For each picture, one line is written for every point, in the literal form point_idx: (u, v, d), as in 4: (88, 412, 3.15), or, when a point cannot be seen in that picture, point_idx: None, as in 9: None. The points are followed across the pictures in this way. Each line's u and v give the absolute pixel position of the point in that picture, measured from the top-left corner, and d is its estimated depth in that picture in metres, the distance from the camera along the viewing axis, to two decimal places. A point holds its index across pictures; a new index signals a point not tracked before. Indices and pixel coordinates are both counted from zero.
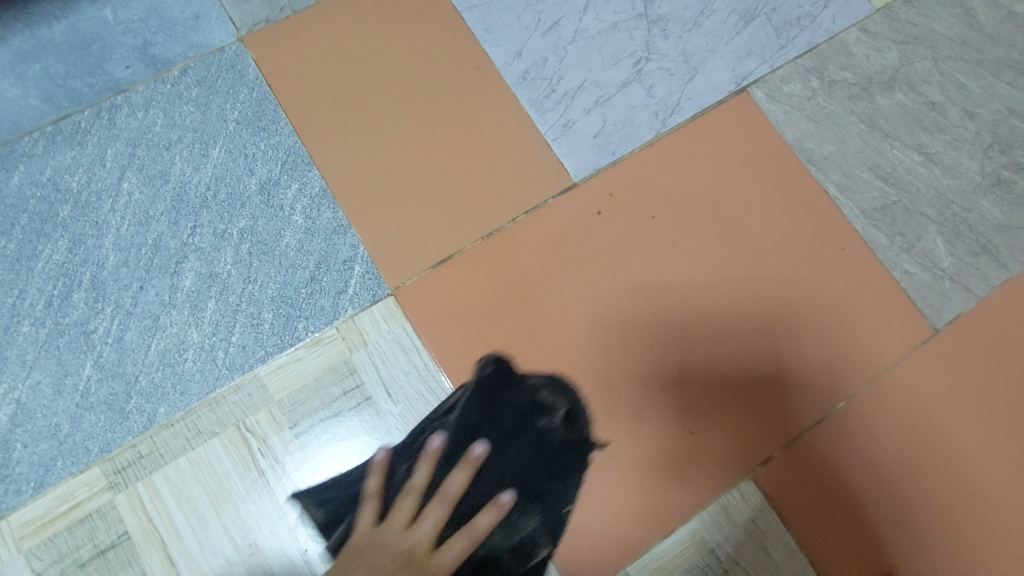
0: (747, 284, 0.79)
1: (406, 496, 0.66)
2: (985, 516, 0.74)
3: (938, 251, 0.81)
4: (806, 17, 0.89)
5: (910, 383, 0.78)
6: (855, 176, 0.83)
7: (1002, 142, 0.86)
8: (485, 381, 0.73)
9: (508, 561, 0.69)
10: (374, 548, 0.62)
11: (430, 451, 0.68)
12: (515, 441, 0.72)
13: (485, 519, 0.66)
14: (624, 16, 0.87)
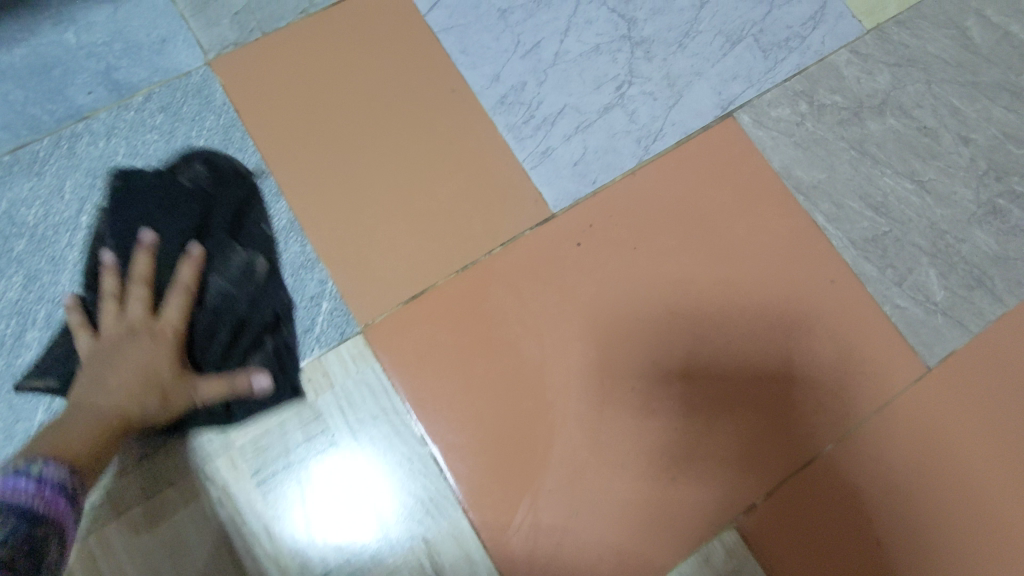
0: (741, 313, 0.76)
1: (106, 303, 0.67)
2: (996, 542, 0.72)
3: (930, 284, 0.78)
4: (795, 39, 0.86)
5: (901, 424, 0.75)
6: (844, 206, 0.80)
7: (998, 169, 0.83)
8: (112, 190, 0.73)
9: (241, 293, 0.70)
10: (103, 356, 0.65)
11: (106, 264, 0.68)
12: (197, 213, 0.73)
13: (185, 272, 0.68)
14: (606, 38, 0.84)
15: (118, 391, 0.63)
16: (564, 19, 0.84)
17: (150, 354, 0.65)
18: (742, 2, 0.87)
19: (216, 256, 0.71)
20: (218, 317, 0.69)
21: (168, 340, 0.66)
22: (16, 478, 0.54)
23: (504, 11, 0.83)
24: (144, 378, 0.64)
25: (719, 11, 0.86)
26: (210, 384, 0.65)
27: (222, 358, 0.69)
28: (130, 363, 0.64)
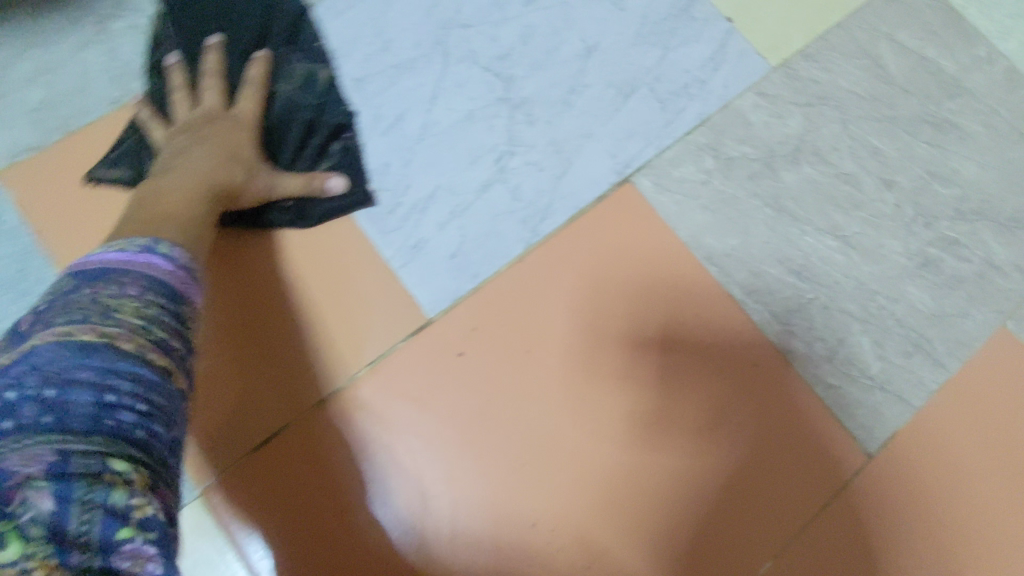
0: (660, 411, 0.67)
1: (176, 94, 0.66)
2: None
3: (863, 356, 0.70)
4: (695, 84, 0.76)
5: (847, 525, 0.67)
6: (762, 274, 0.71)
7: (926, 213, 0.75)
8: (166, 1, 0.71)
9: (313, 96, 0.70)
10: (179, 131, 0.62)
11: (173, 63, 0.68)
12: (292, 20, 0.72)
13: (256, 70, 0.67)
14: (480, 101, 0.73)
15: (203, 160, 0.58)
16: (430, 83, 0.73)
17: (233, 129, 0.63)
18: (633, 48, 0.76)
19: (279, 65, 0.70)
20: (290, 111, 0.69)
21: (250, 125, 0.65)
22: (146, 254, 0.42)
23: (360, 80, 0.72)
24: (226, 147, 0.60)
25: (609, 59, 0.76)
26: (288, 178, 0.65)
27: (319, 140, 0.69)
28: (202, 142, 0.60)
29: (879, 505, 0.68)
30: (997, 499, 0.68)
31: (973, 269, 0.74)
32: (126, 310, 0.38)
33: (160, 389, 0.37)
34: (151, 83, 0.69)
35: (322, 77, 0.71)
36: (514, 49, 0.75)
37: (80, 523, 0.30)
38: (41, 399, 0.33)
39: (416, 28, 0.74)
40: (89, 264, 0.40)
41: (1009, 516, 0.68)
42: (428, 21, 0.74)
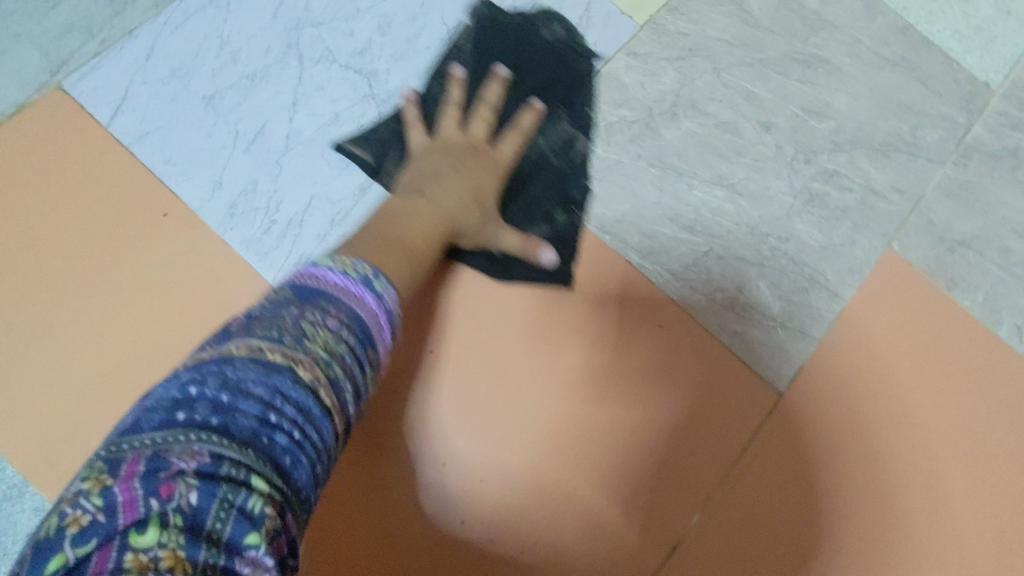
0: (573, 388, 0.69)
1: (450, 109, 0.68)
2: (905, 536, 0.69)
3: (763, 299, 0.71)
4: (564, 53, 0.75)
5: (770, 460, 0.69)
6: (655, 235, 0.71)
7: (805, 150, 0.77)
8: (489, 16, 0.73)
9: (558, 163, 0.71)
10: (435, 151, 0.66)
11: (458, 76, 0.69)
12: (541, 59, 0.73)
13: (529, 118, 0.69)
14: (345, 102, 0.70)
15: (451, 195, 0.63)
16: (289, 90, 0.69)
17: (484, 174, 0.66)
18: (496, 24, 0.74)
19: (546, 121, 0.72)
20: (532, 173, 0.71)
21: (501, 172, 0.67)
22: (364, 289, 0.45)
23: (212, 97, 0.67)
24: (472, 193, 0.64)
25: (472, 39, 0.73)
26: (508, 239, 0.66)
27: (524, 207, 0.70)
28: (457, 178, 0.64)
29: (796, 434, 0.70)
30: (904, 410, 0.71)
31: (855, 198, 0.76)
32: (318, 338, 0.39)
33: (319, 424, 0.37)
34: (429, 86, 0.71)
35: (580, 147, 0.72)
36: (372, 41, 0.72)
37: (215, 520, 0.30)
38: (222, 387, 0.34)
39: (263, 33, 0.70)
40: (313, 280, 0.44)
41: (918, 423, 0.71)
42: (276, 24, 0.70)
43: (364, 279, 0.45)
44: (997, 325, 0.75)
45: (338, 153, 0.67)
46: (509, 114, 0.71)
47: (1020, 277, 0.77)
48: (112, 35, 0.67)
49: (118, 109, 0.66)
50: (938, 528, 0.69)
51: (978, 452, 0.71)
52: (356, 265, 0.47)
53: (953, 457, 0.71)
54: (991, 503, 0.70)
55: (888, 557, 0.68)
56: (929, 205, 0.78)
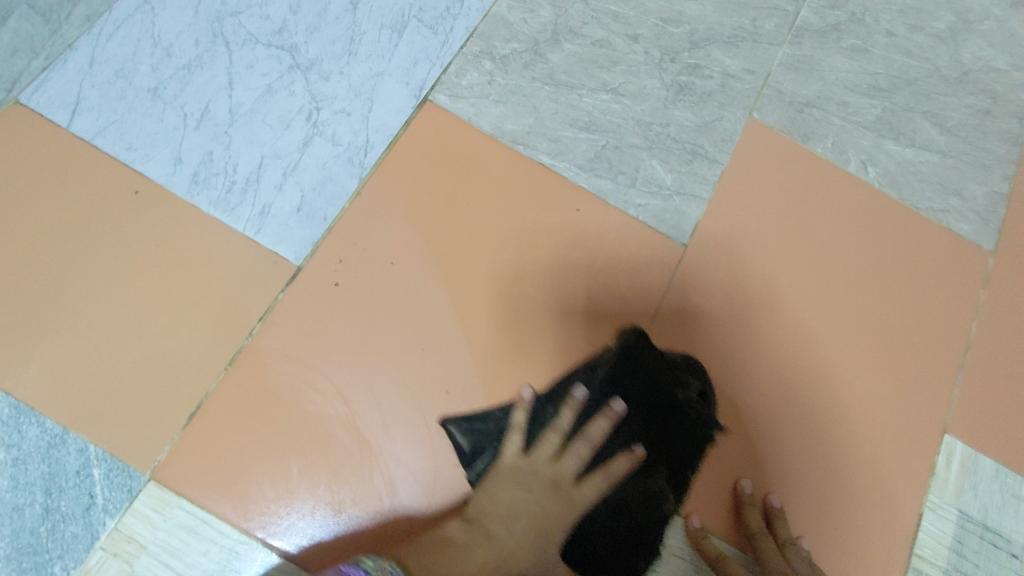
0: (520, 274, 0.78)
1: (551, 435, 0.69)
2: (811, 327, 0.82)
3: (658, 173, 0.85)
4: (454, 5, 0.89)
5: (691, 293, 0.81)
6: (560, 138, 0.85)
7: (669, 51, 0.92)
8: (631, 347, 0.74)
9: (641, 513, 0.71)
10: (523, 482, 0.67)
11: (574, 400, 0.70)
12: (669, 426, 0.72)
13: (623, 464, 0.69)
14: (275, 74, 0.81)
15: (513, 530, 0.64)
16: (223, 72, 0.80)
17: (546, 505, 0.66)
18: None
19: (645, 468, 0.71)
20: (613, 514, 0.70)
21: (572, 513, 0.67)
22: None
23: (156, 88, 0.78)
24: (537, 537, 0.65)
25: (373, 6, 0.87)
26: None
27: (588, 532, 0.70)
28: (527, 518, 0.65)
29: (699, 266, 0.82)
30: (783, 231, 0.85)
31: (716, 82, 0.92)
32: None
33: None
34: (544, 405, 0.73)
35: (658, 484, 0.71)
36: (287, 21, 0.84)
37: None
38: None
39: (190, 27, 0.81)
40: None
41: (800, 237, 0.86)
42: (199, 18, 0.82)
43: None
44: (845, 163, 0.90)
45: (355, 177, 0.78)
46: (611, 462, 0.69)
47: (857, 123, 0.93)
48: (55, 51, 0.77)
49: (74, 111, 0.75)
50: (833, 319, 0.82)
51: (846, 257, 0.85)
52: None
53: (826, 261, 0.85)
54: (862, 292, 0.84)
55: (803, 353, 0.80)
56: (777, 78, 0.94)
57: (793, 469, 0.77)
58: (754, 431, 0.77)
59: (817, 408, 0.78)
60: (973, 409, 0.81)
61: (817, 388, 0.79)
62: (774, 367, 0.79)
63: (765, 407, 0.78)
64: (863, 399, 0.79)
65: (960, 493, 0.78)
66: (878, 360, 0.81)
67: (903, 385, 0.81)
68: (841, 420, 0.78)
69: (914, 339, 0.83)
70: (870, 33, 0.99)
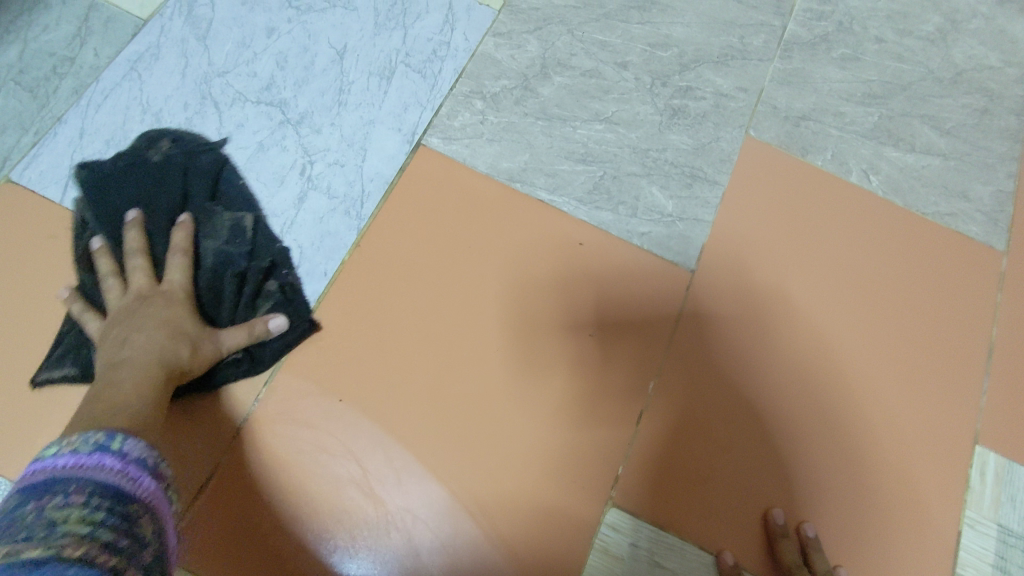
0: (528, 314, 0.77)
1: (106, 279, 0.67)
2: (825, 343, 0.80)
3: (658, 199, 0.84)
4: (441, 47, 0.89)
5: (700, 317, 0.79)
6: (557, 172, 0.84)
7: (660, 76, 0.91)
8: (93, 180, 0.74)
9: (238, 247, 0.73)
10: (109, 325, 0.64)
11: (99, 248, 0.69)
12: (205, 182, 0.76)
13: (179, 235, 0.71)
14: (265, 131, 0.81)
15: (149, 342, 0.61)
16: (213, 133, 0.80)
17: (158, 310, 0.65)
18: (376, 37, 0.89)
19: (204, 222, 0.74)
20: (217, 272, 0.72)
21: (184, 297, 0.68)
22: (99, 455, 0.46)
23: None
24: (170, 333, 0.63)
25: (360, 55, 0.87)
26: (229, 332, 0.68)
27: (233, 314, 0.71)
28: (144, 328, 0.62)
29: (708, 288, 0.81)
30: (788, 246, 0.84)
31: (710, 103, 0.91)
32: (72, 517, 0.40)
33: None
34: (82, 276, 0.71)
35: (248, 223, 0.75)
36: (275, 76, 0.84)
37: None
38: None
39: (178, 90, 0.82)
40: (39, 475, 0.43)
41: (805, 250, 0.84)
42: (186, 81, 0.82)
43: (98, 449, 0.46)
44: (847, 174, 0.89)
45: (353, 229, 0.77)
46: (162, 241, 0.71)
47: (855, 132, 0.92)
48: (44, 125, 0.77)
49: (66, 184, 0.75)
50: (847, 333, 0.80)
51: (854, 268, 0.84)
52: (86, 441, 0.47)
53: (833, 273, 0.83)
54: (875, 302, 0.82)
55: (820, 371, 0.78)
56: (770, 94, 0.92)
57: (824, 493, 0.74)
58: (781, 452, 0.75)
59: (840, 428, 0.76)
60: (1005, 418, 0.78)
61: (838, 408, 0.77)
62: (796, 385, 0.77)
63: (791, 427, 0.76)
64: (888, 416, 0.77)
65: (998, 506, 0.74)
66: (902, 372, 0.79)
67: (928, 399, 0.78)
68: (868, 438, 0.76)
69: (934, 347, 0.80)
70: (860, 41, 0.98)
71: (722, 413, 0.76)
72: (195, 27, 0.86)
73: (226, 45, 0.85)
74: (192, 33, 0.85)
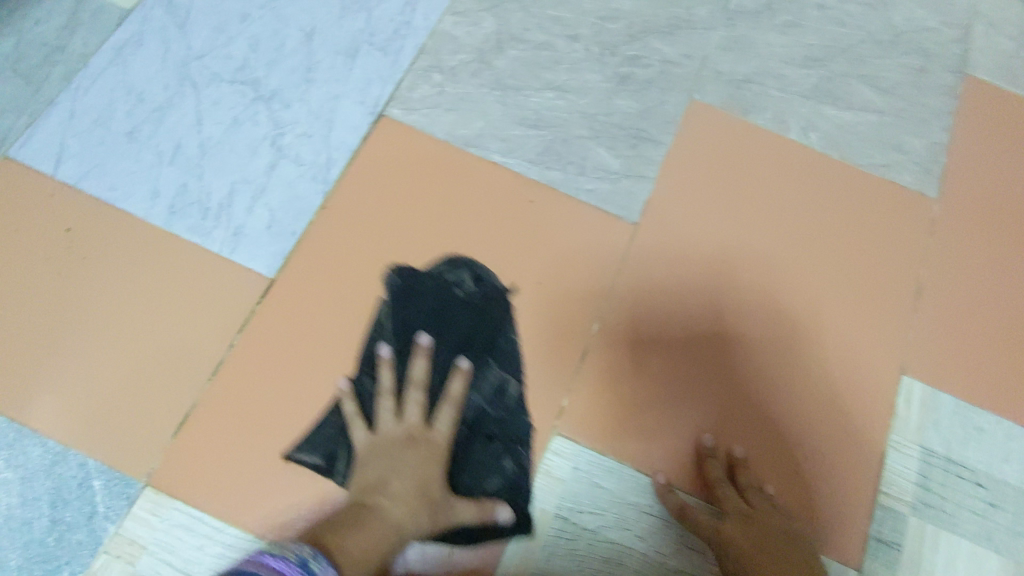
0: (482, 266, 0.83)
1: (385, 400, 0.75)
2: (761, 288, 0.86)
3: (605, 159, 0.90)
4: (402, 27, 0.96)
5: (644, 265, 0.86)
6: (510, 137, 0.90)
7: (609, 46, 0.97)
8: (399, 287, 0.81)
9: (495, 409, 0.78)
10: (376, 453, 0.73)
11: (385, 359, 0.77)
12: (461, 310, 0.81)
13: (458, 385, 0.77)
14: (240, 107, 0.88)
15: (399, 503, 0.69)
16: (192, 111, 0.87)
17: (420, 462, 0.73)
18: (341, 19, 0.95)
19: (476, 371, 0.79)
20: (473, 432, 0.77)
21: (443, 449, 0.75)
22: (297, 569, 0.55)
23: (132, 132, 0.85)
24: (419, 488, 0.71)
25: (326, 36, 0.94)
26: (464, 506, 0.73)
27: (474, 470, 0.76)
28: (405, 477, 0.71)
29: (659, 224, 0.87)
30: (729, 198, 0.90)
31: (656, 70, 0.96)
32: None
33: None
34: (359, 376, 0.78)
35: (459, 293, 0.82)
36: (248, 58, 0.91)
37: None
38: None
39: (160, 73, 0.89)
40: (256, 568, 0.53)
41: (746, 203, 0.90)
42: (167, 64, 0.90)
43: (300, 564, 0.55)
44: (786, 131, 0.94)
45: (320, 193, 0.84)
46: (441, 383, 0.78)
47: (795, 93, 0.96)
48: (38, 108, 0.85)
49: (58, 160, 0.83)
50: (782, 278, 0.87)
51: (791, 215, 0.90)
52: (299, 551, 0.58)
53: (772, 217, 0.89)
54: (814, 242, 0.89)
55: (755, 313, 0.85)
56: (714, 60, 0.98)
57: (757, 414, 0.81)
58: (739, 375, 0.82)
59: (771, 364, 0.83)
60: (930, 353, 0.84)
61: (770, 346, 0.84)
62: (751, 316, 0.85)
63: (748, 352, 0.83)
64: (817, 354, 0.84)
65: (920, 429, 0.80)
66: (831, 311, 0.86)
67: (854, 336, 0.85)
68: (799, 370, 0.83)
69: (862, 287, 0.87)
70: (802, 8, 1.03)
71: (662, 351, 0.82)
72: (174, 15, 0.93)
73: (204, 31, 0.92)
74: (172, 21, 0.93)
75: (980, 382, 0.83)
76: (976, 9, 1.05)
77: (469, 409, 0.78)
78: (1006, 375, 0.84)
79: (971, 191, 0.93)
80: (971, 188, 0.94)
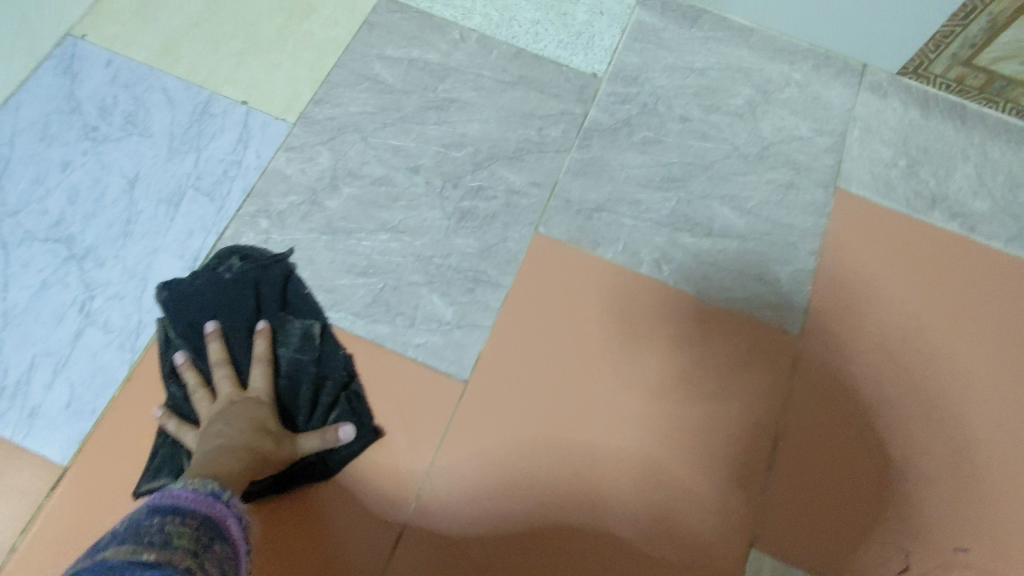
0: None
1: (196, 393, 0.75)
2: (624, 435, 0.82)
3: (437, 308, 0.84)
4: (232, 167, 0.91)
5: (501, 415, 0.81)
6: (337, 287, 0.85)
7: (451, 177, 0.92)
8: (174, 296, 0.80)
9: (309, 353, 0.80)
10: (204, 435, 0.71)
11: (183, 363, 0.77)
12: (250, 287, 0.81)
13: (261, 344, 0.77)
14: (50, 268, 0.84)
15: (239, 453, 0.68)
16: None
17: (241, 417, 0.72)
18: (168, 162, 0.91)
19: (280, 330, 0.80)
20: (295, 379, 0.78)
21: (266, 403, 0.74)
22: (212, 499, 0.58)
23: None
24: (250, 433, 0.70)
25: (150, 182, 0.90)
26: (304, 437, 0.74)
27: (309, 407, 0.77)
28: (232, 432, 0.70)
29: (524, 382, 0.82)
30: (591, 342, 0.85)
31: (500, 202, 0.91)
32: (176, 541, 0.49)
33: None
34: (169, 390, 0.78)
35: (261, 282, 0.82)
36: (65, 211, 0.87)
37: None
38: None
39: None
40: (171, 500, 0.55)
41: (613, 345, 0.85)
42: None
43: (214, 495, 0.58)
44: (638, 265, 0.88)
45: (125, 364, 0.80)
46: (244, 352, 0.79)
47: (650, 220, 0.91)
48: None
49: None
50: (648, 422, 0.82)
51: (656, 358, 0.85)
52: (204, 483, 0.60)
53: (646, 370, 0.84)
54: (676, 388, 0.84)
55: (620, 462, 0.80)
56: (564, 187, 0.92)
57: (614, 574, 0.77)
58: (614, 539, 0.78)
59: (632, 515, 0.79)
60: (773, 513, 0.80)
61: (634, 497, 0.79)
62: (628, 472, 0.80)
63: (622, 518, 0.78)
64: (676, 504, 0.80)
65: None
66: (690, 455, 0.81)
67: (709, 486, 0.80)
68: (656, 530, 0.78)
69: (726, 436, 0.82)
70: (664, 121, 0.97)
71: (516, 509, 0.78)
72: None
73: (21, 183, 0.88)
74: None
75: (857, 537, 0.80)
76: (853, 112, 1.00)
77: (283, 363, 0.79)
78: (889, 532, 0.80)
79: (866, 329, 0.87)
80: (866, 325, 0.88)
